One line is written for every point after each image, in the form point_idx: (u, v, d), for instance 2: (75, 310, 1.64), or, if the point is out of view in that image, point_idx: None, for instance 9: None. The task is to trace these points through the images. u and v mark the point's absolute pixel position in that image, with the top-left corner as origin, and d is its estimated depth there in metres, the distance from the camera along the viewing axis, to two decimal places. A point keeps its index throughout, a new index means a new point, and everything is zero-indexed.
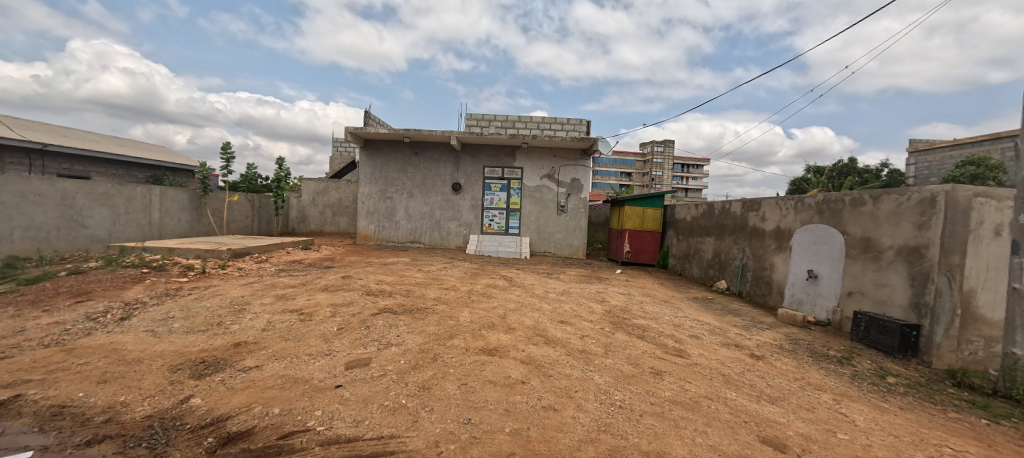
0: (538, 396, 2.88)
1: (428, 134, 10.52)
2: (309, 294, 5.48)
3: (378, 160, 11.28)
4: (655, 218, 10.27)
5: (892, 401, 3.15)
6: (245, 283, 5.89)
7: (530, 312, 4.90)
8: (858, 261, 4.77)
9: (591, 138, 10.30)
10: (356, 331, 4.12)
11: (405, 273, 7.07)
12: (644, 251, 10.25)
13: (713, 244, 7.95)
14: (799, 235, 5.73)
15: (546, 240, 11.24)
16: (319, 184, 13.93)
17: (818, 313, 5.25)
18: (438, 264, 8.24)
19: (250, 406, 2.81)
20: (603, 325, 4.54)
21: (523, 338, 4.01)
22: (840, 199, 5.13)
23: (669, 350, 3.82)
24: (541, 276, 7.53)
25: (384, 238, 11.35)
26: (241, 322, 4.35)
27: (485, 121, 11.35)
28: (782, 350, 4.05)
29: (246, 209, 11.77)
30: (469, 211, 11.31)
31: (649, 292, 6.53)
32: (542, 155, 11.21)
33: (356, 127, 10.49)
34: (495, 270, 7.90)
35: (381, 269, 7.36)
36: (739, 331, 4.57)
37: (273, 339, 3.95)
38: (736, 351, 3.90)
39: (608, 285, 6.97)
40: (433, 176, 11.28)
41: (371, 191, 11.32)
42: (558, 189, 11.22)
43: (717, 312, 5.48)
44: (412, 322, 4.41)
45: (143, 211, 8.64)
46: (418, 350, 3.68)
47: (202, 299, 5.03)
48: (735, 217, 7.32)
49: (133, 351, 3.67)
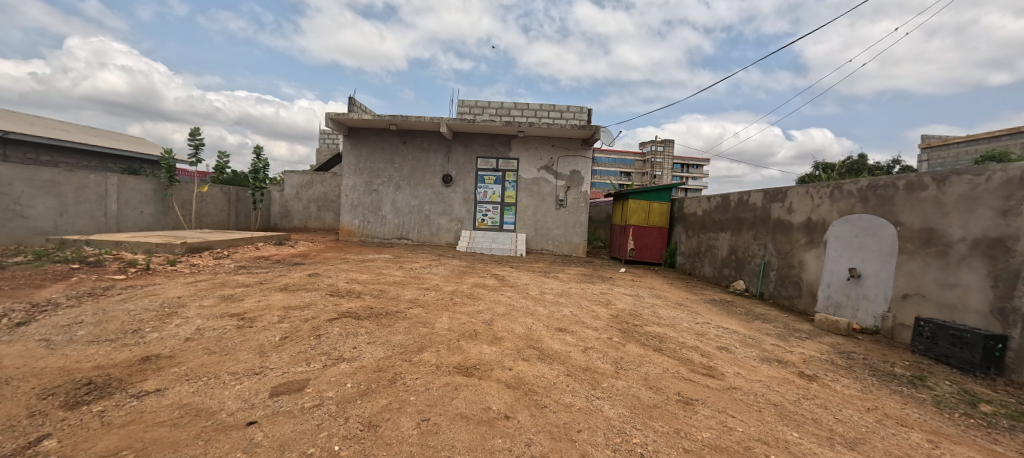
0: (526, 439, 2.04)
1: (415, 121, 9.68)
2: (262, 294, 4.65)
3: (363, 149, 10.45)
4: (662, 213, 9.46)
5: (1005, 442, 2.32)
6: (190, 282, 5.05)
7: (522, 317, 4.09)
8: (917, 258, 3.96)
9: (593, 125, 9.48)
10: (302, 342, 3.28)
11: (383, 270, 6.25)
12: (650, 248, 9.43)
13: (728, 239, 7.13)
14: (836, 227, 4.92)
15: (544, 236, 10.41)
16: (303, 177, 13.11)
17: (863, 319, 4.45)
18: (423, 261, 7.41)
19: (118, 455, 1.97)
20: (611, 334, 3.72)
21: (511, 351, 3.18)
22: (891, 184, 4.31)
23: (697, 368, 2.99)
24: (536, 275, 6.72)
25: (369, 234, 10.51)
26: (164, 330, 3.52)
27: (478, 108, 10.51)
28: (836, 367, 3.23)
29: (221, 202, 10.89)
30: (461, 205, 10.49)
31: (661, 293, 5.72)
32: (540, 145, 10.40)
33: (338, 113, 9.63)
34: (486, 268, 7.08)
35: (356, 266, 6.53)
36: (775, 342, 3.75)
37: (195, 351, 3.11)
38: (779, 368, 3.08)
39: (613, 285, 6.15)
40: (422, 167, 10.45)
41: (355, 183, 10.50)
42: (556, 181, 10.41)
43: (742, 317, 4.66)
44: (376, 329, 3.58)
45: (97, 202, 7.79)
46: (375, 367, 2.84)
47: (128, 301, 4.19)
48: (755, 209, 6.51)
49: (4, 368, 2.82)
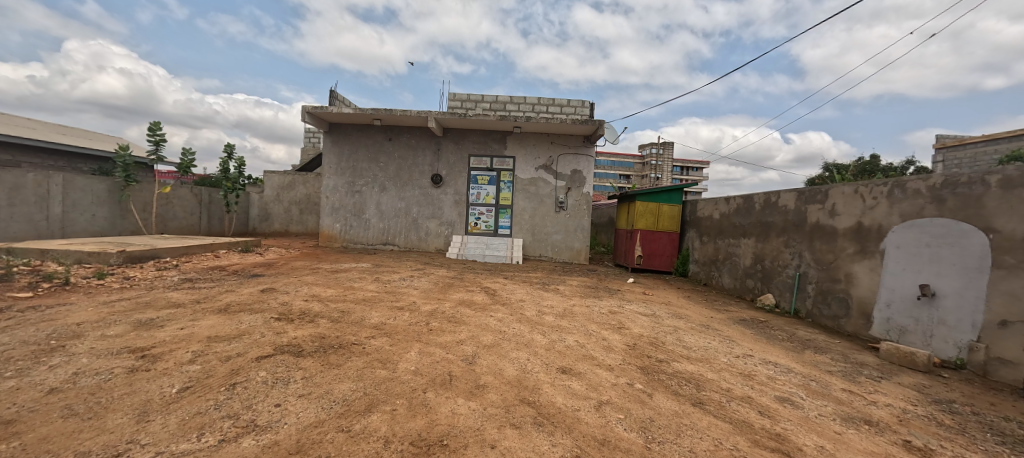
0: None
1: (401, 115, 8.78)
2: (191, 318, 3.72)
3: (345, 146, 9.56)
4: (672, 216, 8.57)
5: None
6: (109, 301, 4.11)
7: (514, 350, 3.19)
8: (1022, 274, 3.08)
9: (596, 120, 8.61)
10: (207, 396, 2.35)
11: (353, 284, 5.31)
12: (658, 255, 8.54)
13: (753, 247, 6.25)
14: (899, 233, 4.04)
15: (543, 242, 9.52)
16: (284, 177, 12.20)
17: (941, 349, 3.57)
18: (405, 272, 6.48)
19: None
20: (631, 376, 2.81)
21: (497, 410, 2.27)
22: (978, 180, 3.43)
23: (763, 438, 2.07)
24: (534, 288, 5.80)
25: (351, 239, 9.60)
26: (27, 375, 2.57)
27: (470, 102, 9.64)
28: (950, 431, 2.32)
29: (190, 204, 9.94)
30: (452, 207, 9.59)
31: (681, 312, 4.83)
32: (537, 142, 9.53)
33: (315, 106, 8.71)
34: (476, 280, 6.16)
35: (323, 278, 5.60)
36: (846, 387, 2.84)
37: (46, 414, 2.17)
38: (875, 437, 2.18)
39: (624, 301, 5.25)
40: (410, 166, 9.57)
41: (336, 184, 9.60)
42: (556, 182, 9.53)
43: (788, 347, 3.76)
44: (318, 372, 2.67)
45: (36, 203, 6.83)
46: (292, 443, 1.92)
47: (9, 329, 3.25)
48: (786, 212, 5.62)
49: None
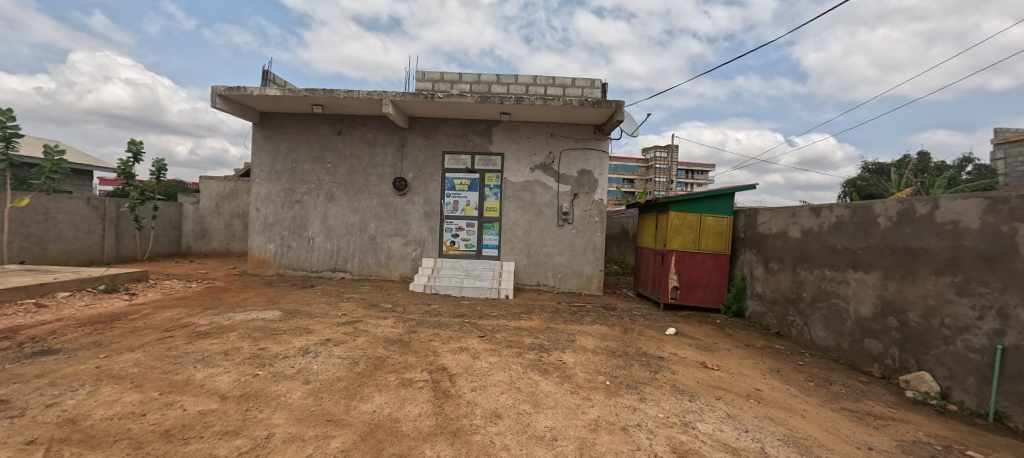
0: None
1: (346, 98, 6.46)
2: None
3: (280, 142, 7.30)
4: (719, 232, 6.21)
5: None
6: None
7: None
8: None
9: (613, 101, 6.28)
10: None
11: (195, 373, 2.93)
12: (701, 287, 6.17)
13: (880, 287, 3.87)
14: None
15: (541, 266, 7.16)
16: (224, 185, 10.01)
17: None
18: (323, 331, 4.10)
19: None
20: None
21: None
22: None
23: None
24: (525, 367, 3.40)
25: (289, 264, 7.28)
26: None
27: (444, 83, 7.36)
28: None
29: (84, 219, 7.61)
30: (421, 221, 7.27)
31: (813, 443, 2.43)
32: (534, 134, 7.23)
33: (229, 87, 6.41)
34: (430, 347, 3.77)
35: (157, 356, 3.20)
36: None
37: None
38: None
39: (686, 402, 2.86)
40: (366, 167, 7.27)
41: (269, 191, 7.30)
42: (559, 186, 7.19)
43: None
44: None
45: None
46: None
47: None
48: (962, 235, 3.23)
49: None
